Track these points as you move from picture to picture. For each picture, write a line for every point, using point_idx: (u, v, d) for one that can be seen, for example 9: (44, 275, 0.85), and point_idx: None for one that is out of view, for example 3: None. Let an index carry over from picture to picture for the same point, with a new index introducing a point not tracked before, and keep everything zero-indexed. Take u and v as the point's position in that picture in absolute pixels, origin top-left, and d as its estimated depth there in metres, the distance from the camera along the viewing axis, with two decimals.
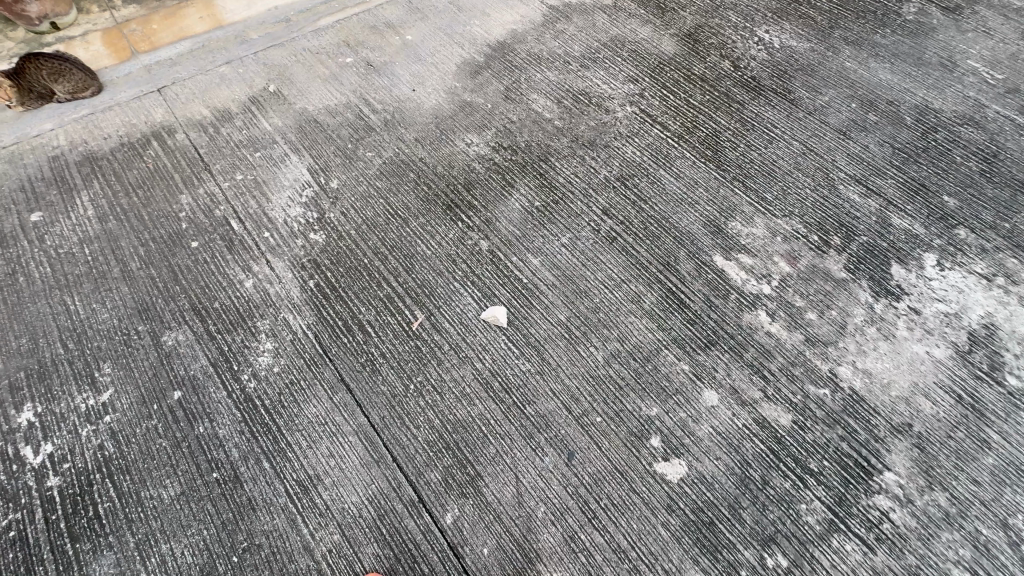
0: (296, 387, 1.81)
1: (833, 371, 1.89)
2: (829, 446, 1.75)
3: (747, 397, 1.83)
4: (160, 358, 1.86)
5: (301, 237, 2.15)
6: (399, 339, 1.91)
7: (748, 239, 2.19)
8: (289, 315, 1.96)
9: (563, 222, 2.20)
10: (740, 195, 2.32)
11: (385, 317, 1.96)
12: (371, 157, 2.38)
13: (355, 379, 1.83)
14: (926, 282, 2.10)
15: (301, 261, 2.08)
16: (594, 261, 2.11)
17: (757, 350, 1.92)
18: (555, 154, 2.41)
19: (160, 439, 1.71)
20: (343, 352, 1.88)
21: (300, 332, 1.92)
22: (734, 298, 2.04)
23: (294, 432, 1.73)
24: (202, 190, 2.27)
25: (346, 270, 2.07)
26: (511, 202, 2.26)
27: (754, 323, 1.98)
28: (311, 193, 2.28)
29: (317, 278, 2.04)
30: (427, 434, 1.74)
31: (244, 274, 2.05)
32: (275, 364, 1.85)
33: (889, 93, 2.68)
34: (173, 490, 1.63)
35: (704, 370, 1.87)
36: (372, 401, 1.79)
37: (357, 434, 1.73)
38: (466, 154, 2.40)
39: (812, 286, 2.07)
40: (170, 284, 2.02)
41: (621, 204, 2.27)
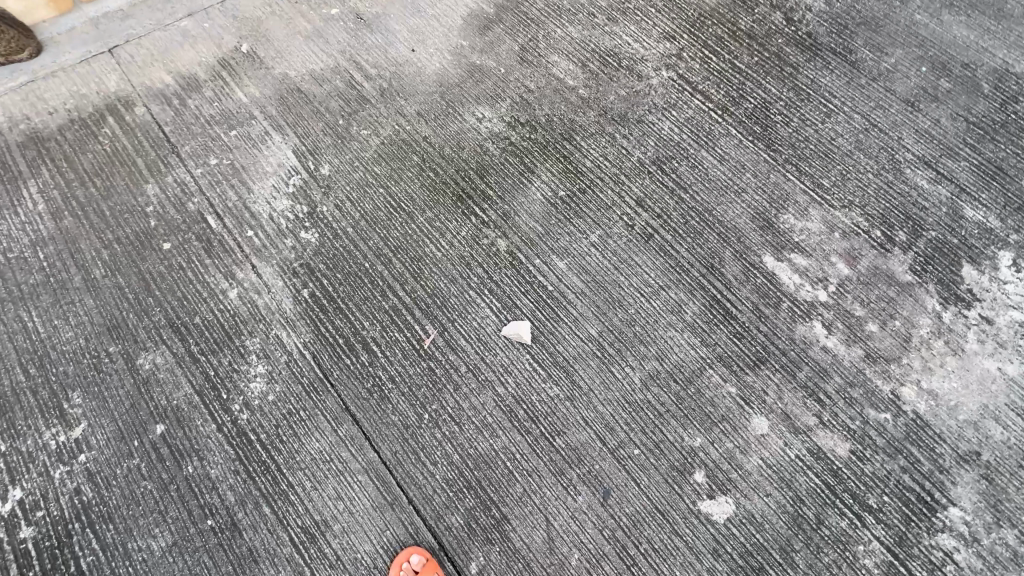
0: (295, 418, 1.60)
1: (896, 392, 1.70)
2: (889, 479, 1.59)
3: (800, 424, 1.64)
4: (136, 385, 1.63)
5: (290, 236, 1.86)
6: (409, 359, 1.69)
7: (801, 235, 1.92)
8: (282, 332, 1.71)
9: (592, 217, 1.92)
10: (793, 181, 2.02)
11: (393, 333, 1.73)
12: (367, 136, 2.04)
13: (361, 408, 1.62)
14: (1000, 286, 1.86)
15: (292, 266, 1.81)
16: (628, 263, 1.85)
17: (812, 369, 1.71)
18: (581, 131, 2.08)
19: (145, 482, 1.52)
20: (346, 377, 1.66)
21: (296, 353, 1.69)
22: (786, 307, 1.80)
23: (296, 471, 1.54)
24: (170, 177, 1.95)
25: (345, 277, 1.81)
26: (532, 192, 1.96)
27: (808, 336, 1.76)
28: (298, 181, 1.96)
29: (312, 287, 1.78)
30: (446, 472, 1.55)
31: (227, 283, 1.78)
32: (270, 392, 1.63)
33: (965, 53, 2.31)
34: (164, 541, 1.46)
35: (753, 393, 1.67)
36: (382, 434, 1.59)
37: (366, 472, 1.54)
38: (477, 132, 2.06)
39: (874, 292, 1.83)
40: (142, 295, 1.76)
41: (658, 194, 1.97)
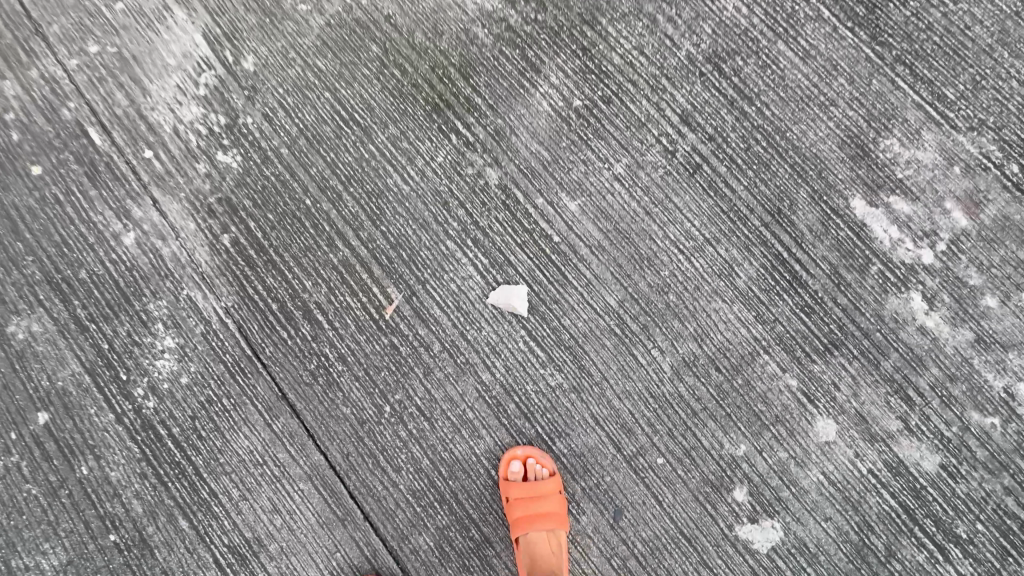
0: (216, 408, 1.23)
1: (1011, 391, 1.27)
2: (987, 503, 1.22)
3: (878, 430, 1.25)
4: (11, 361, 1.25)
5: (203, 160, 1.36)
6: (365, 334, 1.28)
7: (906, 170, 1.39)
8: (196, 293, 1.29)
9: (618, 139, 1.39)
10: (904, 90, 1.43)
11: (343, 297, 1.30)
12: (303, 11, 1.43)
13: (303, 398, 1.24)
14: None
15: (207, 202, 1.34)
16: (664, 207, 1.35)
17: (903, 357, 1.28)
18: (610, 7, 1.43)
19: (29, 486, 1.20)
20: (282, 355, 1.26)
21: (216, 322, 1.27)
22: (875, 273, 1.33)
23: (220, 477, 1.20)
24: (34, 71, 1.40)
25: (279, 219, 1.34)
26: (536, 101, 1.40)
27: (902, 314, 1.31)
28: (211, 79, 1.41)
29: (235, 233, 1.32)
30: (412, 481, 1.21)
31: (120, 225, 1.32)
32: (182, 373, 1.25)
33: None
34: (58, 558, 1.18)
35: (820, 389, 1.26)
36: (330, 431, 1.23)
37: (311, 480, 1.20)
38: (461, 7, 1.42)
39: (998, 253, 1.34)
40: (9, 239, 1.32)
41: (712, 107, 1.41)
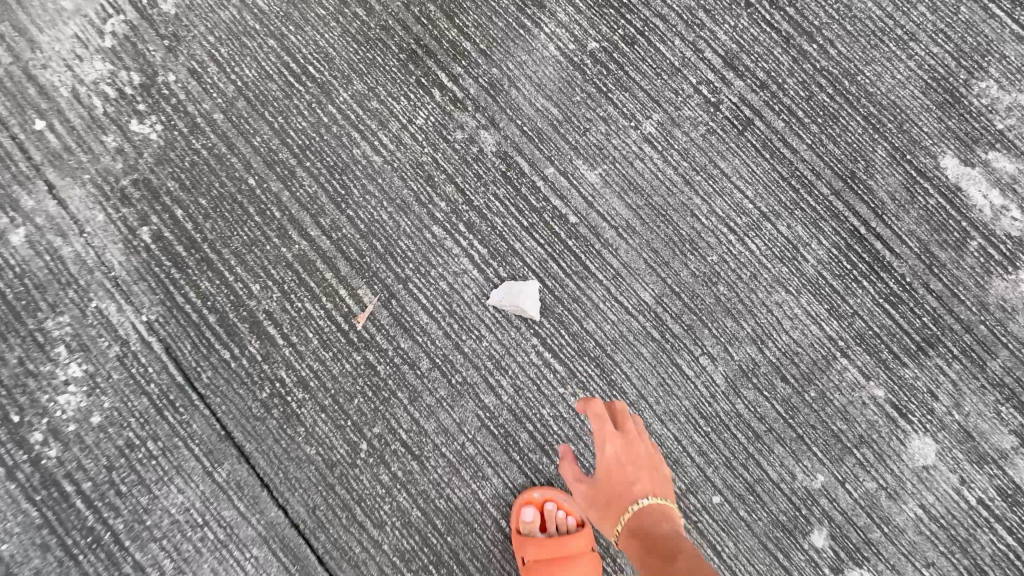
0: (139, 455, 0.95)
1: None
2: None
3: (989, 450, 0.98)
4: None
5: (113, 131, 1.05)
6: (332, 350, 0.99)
7: (1008, 119, 1.10)
8: (109, 305, 0.99)
9: (646, 90, 1.09)
10: (1001, 19, 1.12)
11: (302, 304, 1.00)
12: None
13: (253, 436, 0.96)
14: None
15: (120, 187, 1.03)
16: (708, 173, 1.06)
17: (1016, 355, 1.02)
18: None
19: None
20: (224, 382, 0.97)
21: (136, 342, 0.98)
22: (976, 250, 1.05)
23: (149, 544, 0.93)
24: None
25: (214, 205, 1.03)
26: (540, 44, 1.09)
27: (1012, 300, 1.03)
28: (118, 25, 1.08)
29: (157, 225, 1.02)
30: (399, 539, 0.94)
31: (5, 219, 1.01)
32: (93, 411, 0.96)
33: None
34: None
35: (914, 399, 1.00)
36: (290, 479, 0.95)
37: (267, 543, 0.93)
38: None
39: None
40: None
41: (764, 46, 1.11)
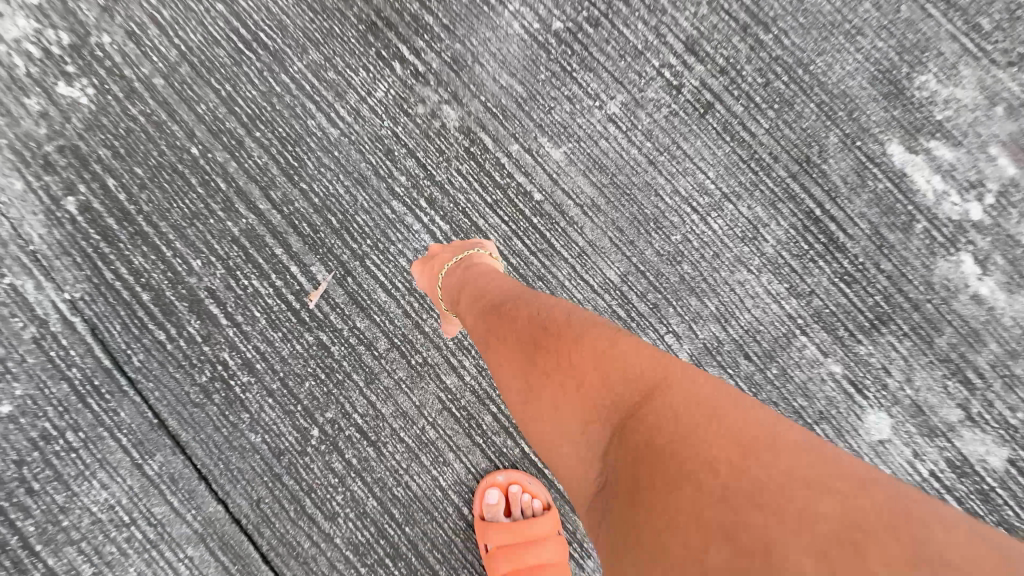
0: (55, 447, 0.85)
1: None
2: None
3: (937, 420, 1.02)
4: None
5: (34, 95, 0.96)
6: (280, 330, 0.92)
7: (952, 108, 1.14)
8: (24, 282, 0.90)
9: (610, 69, 1.08)
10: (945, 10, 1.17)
11: (248, 282, 0.93)
12: None
13: (190, 424, 0.87)
14: None
15: (40, 153, 0.94)
16: (671, 153, 1.07)
17: (960, 332, 1.06)
18: None
19: None
20: (157, 365, 0.89)
21: (55, 321, 0.88)
22: (922, 230, 1.09)
23: (66, 548, 0.83)
24: None
25: (152, 176, 0.95)
26: (503, 18, 1.07)
27: (954, 279, 1.08)
28: None
29: (85, 196, 0.93)
30: (352, 532, 0.87)
31: None
32: (5, 400, 0.86)
33: None
34: None
35: (869, 374, 1.02)
36: (233, 470, 0.87)
37: (205, 541, 0.85)
38: None
39: None
40: None
41: (724, 31, 1.13)
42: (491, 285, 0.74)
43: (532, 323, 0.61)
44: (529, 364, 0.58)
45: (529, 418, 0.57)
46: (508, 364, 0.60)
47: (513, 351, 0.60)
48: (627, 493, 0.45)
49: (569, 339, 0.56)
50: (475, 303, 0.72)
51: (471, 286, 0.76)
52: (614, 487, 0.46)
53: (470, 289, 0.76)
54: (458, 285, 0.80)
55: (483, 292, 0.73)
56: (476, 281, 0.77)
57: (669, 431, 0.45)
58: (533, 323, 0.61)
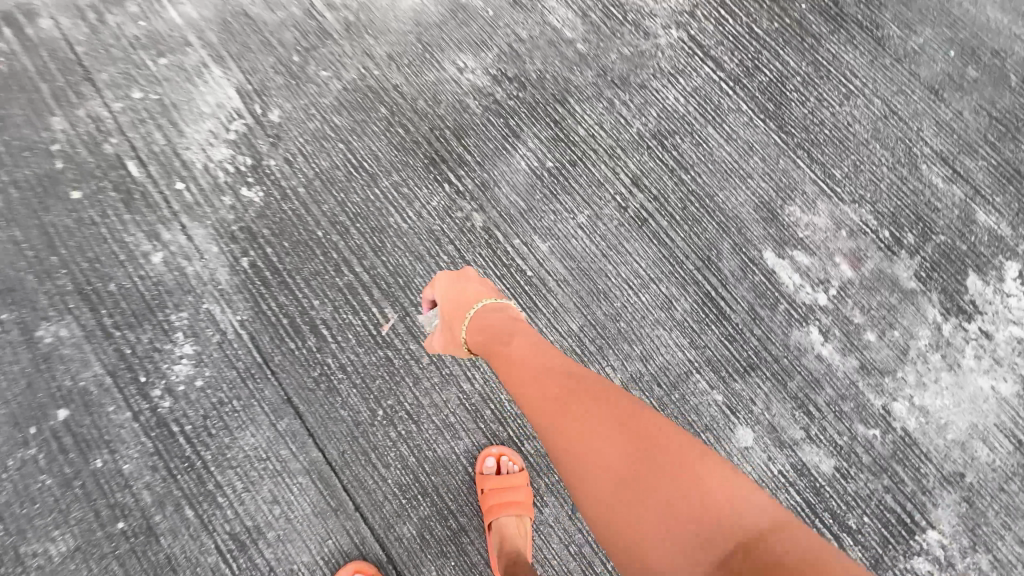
0: (226, 408, 1.39)
1: (887, 408, 1.60)
2: (871, 499, 1.51)
3: (786, 437, 1.53)
4: (35, 361, 1.38)
5: (229, 193, 1.58)
6: (364, 346, 1.48)
7: (807, 230, 1.76)
8: (215, 307, 1.47)
9: (581, 194, 1.71)
10: (803, 169, 1.84)
11: (346, 315, 1.51)
12: (326, 79, 1.72)
13: (306, 401, 1.42)
14: (1001, 299, 1.76)
15: (229, 228, 1.55)
16: (618, 250, 1.66)
17: (806, 378, 1.59)
18: (576, 93, 1.82)
19: (43, 477, 1.29)
20: (289, 363, 1.45)
21: (231, 331, 1.46)
22: (783, 309, 1.66)
23: (226, 470, 1.35)
24: (82, 110, 1.62)
25: (293, 246, 1.55)
26: (515, 161, 1.72)
27: (803, 343, 1.63)
28: (241, 127, 1.65)
29: (253, 256, 1.53)
30: (399, 477, 1.39)
31: (150, 245, 1.51)
32: (198, 377, 1.41)
33: (993, 41, 2.10)
34: (65, 545, 1.26)
35: (741, 402, 1.55)
36: (329, 430, 1.41)
37: (308, 474, 1.37)
38: (457, 85, 1.77)
39: (875, 298, 1.71)
40: (44, 253, 1.48)
41: (656, 173, 1.77)
42: (547, 363, 1.08)
43: (596, 406, 0.94)
44: (598, 434, 0.89)
45: (609, 490, 0.83)
46: (582, 431, 0.91)
47: (585, 424, 0.91)
48: (682, 522, 0.77)
49: (626, 422, 0.91)
50: (537, 377, 1.04)
51: (530, 360, 1.09)
52: (669, 519, 0.77)
53: (531, 362, 1.09)
54: (513, 345, 1.15)
55: (544, 369, 1.06)
56: (530, 348, 1.13)
57: (698, 482, 0.81)
58: (596, 405, 0.94)
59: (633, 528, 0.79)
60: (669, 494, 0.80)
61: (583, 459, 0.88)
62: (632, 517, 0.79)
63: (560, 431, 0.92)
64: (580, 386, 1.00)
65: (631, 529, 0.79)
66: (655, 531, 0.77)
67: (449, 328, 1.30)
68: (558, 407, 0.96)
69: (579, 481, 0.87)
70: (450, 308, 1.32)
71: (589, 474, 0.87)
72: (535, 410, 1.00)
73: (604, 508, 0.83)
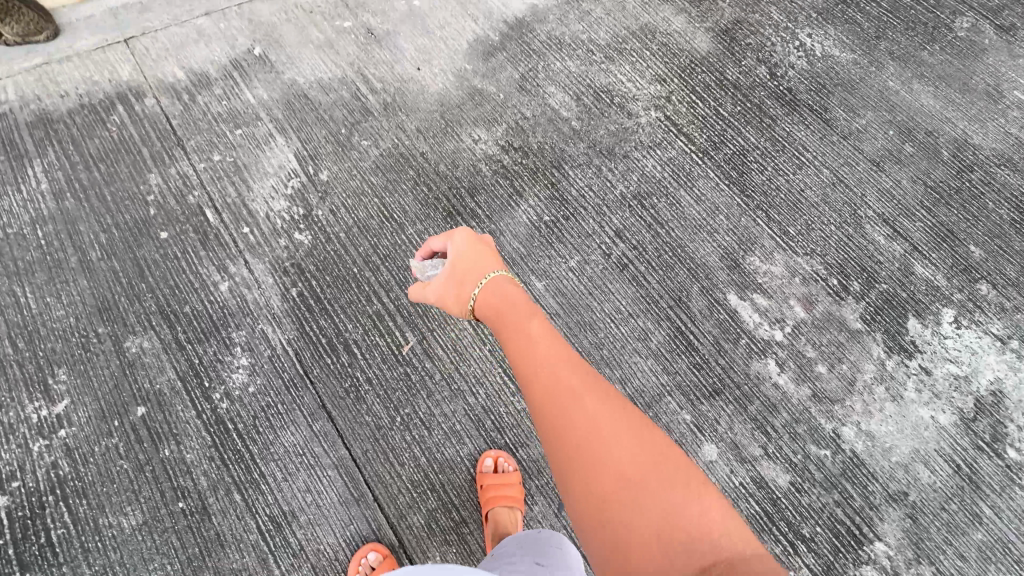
0: (272, 410, 1.69)
1: (836, 432, 1.85)
2: (823, 511, 1.75)
3: (747, 453, 1.80)
4: (122, 367, 1.70)
5: (284, 236, 1.94)
6: (387, 363, 1.78)
7: (765, 277, 2.07)
8: (268, 327, 1.79)
9: (572, 243, 2.05)
10: (762, 227, 2.17)
11: (374, 337, 1.81)
12: (366, 147, 2.12)
13: (337, 406, 1.71)
14: (940, 340, 2.03)
15: (283, 264, 1.89)
16: (602, 290, 1.99)
17: (763, 404, 1.87)
18: (570, 161, 2.21)
19: (121, 461, 1.59)
20: (325, 375, 1.75)
21: (280, 348, 1.77)
22: (744, 344, 1.95)
23: (269, 462, 1.63)
24: (172, 169, 1.99)
25: (333, 279, 1.89)
26: (518, 215, 2.08)
27: (762, 373, 1.91)
28: (297, 184, 2.03)
29: (301, 286, 1.86)
30: (412, 473, 1.67)
31: (219, 276, 1.85)
32: (251, 384, 1.71)
33: (929, 121, 2.46)
34: (135, 519, 1.54)
35: (706, 422, 1.83)
36: (356, 432, 1.69)
37: (337, 468, 1.65)
38: (472, 153, 2.17)
39: (825, 336, 1.99)
40: (134, 281, 1.81)
41: (636, 227, 2.11)
42: (552, 353, 1.06)
43: (598, 406, 0.95)
44: (598, 437, 0.90)
45: (603, 497, 0.84)
46: (581, 433, 0.91)
47: (585, 425, 0.92)
48: (676, 539, 0.78)
49: (626, 429, 0.92)
50: (539, 369, 1.03)
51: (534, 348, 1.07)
52: (663, 532, 0.79)
53: (534, 350, 1.07)
54: (518, 331, 1.13)
55: (546, 358, 1.04)
56: (528, 336, 1.11)
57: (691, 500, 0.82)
58: (599, 408, 0.95)
59: (629, 544, 0.79)
60: (664, 510, 0.81)
61: (579, 461, 0.89)
62: (626, 527, 0.81)
63: (558, 427, 0.94)
64: (584, 384, 0.99)
65: (627, 541, 0.80)
66: (650, 546, 0.78)
67: (457, 286, 1.30)
68: (558, 404, 0.96)
69: (573, 482, 0.89)
70: (459, 280, 1.29)
71: (584, 477, 0.87)
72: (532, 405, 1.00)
73: (597, 514, 0.84)
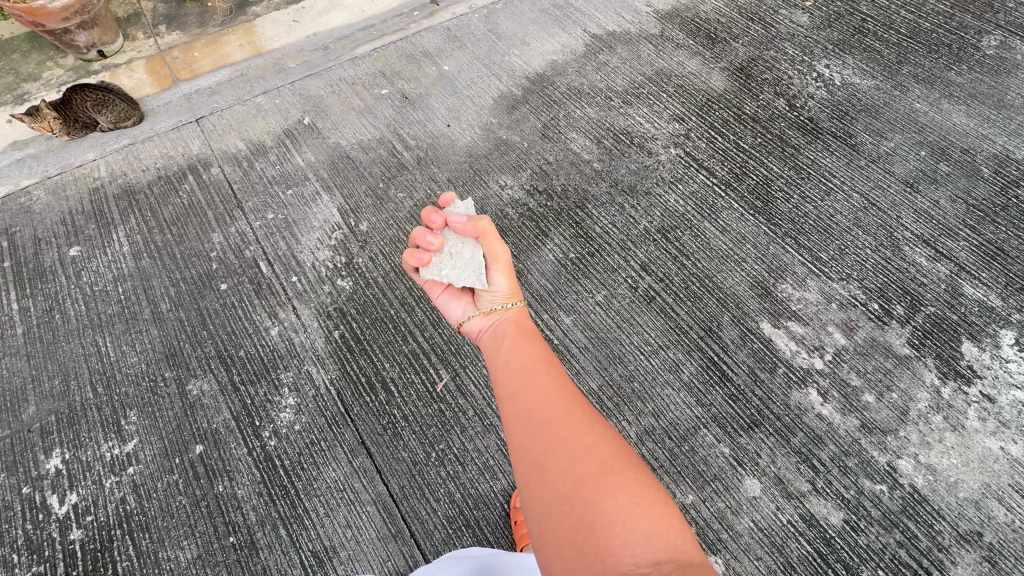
0: (316, 447, 1.78)
1: (891, 465, 1.74)
2: (884, 553, 1.62)
3: (793, 488, 1.72)
4: (184, 408, 1.85)
5: (328, 283, 2.10)
6: (422, 400, 1.86)
7: (799, 304, 2.03)
8: (313, 368, 1.92)
9: (598, 278, 2.11)
10: (792, 254, 2.15)
11: (409, 375, 1.90)
12: (402, 199, 2.30)
13: (375, 443, 1.78)
14: (1001, 364, 1.90)
15: (327, 309, 2.04)
16: (630, 323, 2.01)
17: (807, 435, 1.79)
18: (593, 200, 2.30)
19: (180, 497, 1.71)
20: (364, 412, 1.83)
21: (323, 387, 1.88)
22: (782, 373, 1.90)
23: (312, 498, 1.70)
24: (232, 228, 2.22)
25: (372, 321, 2.01)
26: (544, 253, 2.17)
27: (803, 403, 1.85)
28: (340, 235, 2.21)
29: (343, 329, 1.99)
30: (447, 509, 1.70)
31: (271, 322, 2.01)
32: (297, 422, 1.82)
33: (964, 139, 2.40)
34: (190, 553, 1.63)
35: (746, 455, 1.77)
36: (393, 468, 1.75)
37: (375, 503, 1.70)
38: (499, 198, 2.30)
39: (870, 363, 1.90)
40: (197, 329, 2.00)
41: (662, 260, 2.15)
42: (553, 368, 1.21)
43: (590, 416, 1.09)
44: (584, 437, 1.03)
45: (579, 481, 0.96)
46: (569, 429, 1.04)
47: (574, 425, 1.05)
48: (637, 530, 0.90)
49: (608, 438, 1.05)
50: (541, 377, 1.17)
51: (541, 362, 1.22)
52: (625, 522, 0.90)
53: (536, 361, 1.23)
54: (524, 345, 1.29)
55: (547, 368, 1.20)
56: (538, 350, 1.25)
57: (655, 505, 0.94)
58: (589, 415, 1.08)
59: (593, 524, 0.91)
60: (629, 506, 0.92)
61: (561, 449, 1.01)
62: (594, 511, 0.92)
63: (552, 421, 1.06)
64: (576, 396, 1.12)
65: (592, 522, 0.91)
66: (613, 529, 0.90)
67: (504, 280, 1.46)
68: (552, 404, 1.09)
69: (552, 465, 1.00)
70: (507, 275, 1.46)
71: (566, 465, 0.98)
72: (526, 399, 1.12)
73: (567, 495, 0.95)
